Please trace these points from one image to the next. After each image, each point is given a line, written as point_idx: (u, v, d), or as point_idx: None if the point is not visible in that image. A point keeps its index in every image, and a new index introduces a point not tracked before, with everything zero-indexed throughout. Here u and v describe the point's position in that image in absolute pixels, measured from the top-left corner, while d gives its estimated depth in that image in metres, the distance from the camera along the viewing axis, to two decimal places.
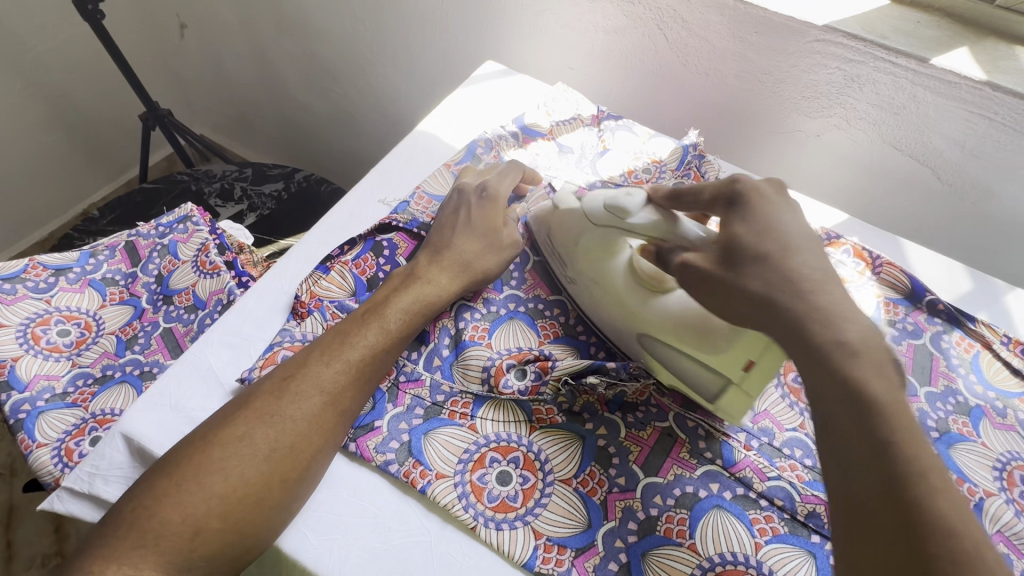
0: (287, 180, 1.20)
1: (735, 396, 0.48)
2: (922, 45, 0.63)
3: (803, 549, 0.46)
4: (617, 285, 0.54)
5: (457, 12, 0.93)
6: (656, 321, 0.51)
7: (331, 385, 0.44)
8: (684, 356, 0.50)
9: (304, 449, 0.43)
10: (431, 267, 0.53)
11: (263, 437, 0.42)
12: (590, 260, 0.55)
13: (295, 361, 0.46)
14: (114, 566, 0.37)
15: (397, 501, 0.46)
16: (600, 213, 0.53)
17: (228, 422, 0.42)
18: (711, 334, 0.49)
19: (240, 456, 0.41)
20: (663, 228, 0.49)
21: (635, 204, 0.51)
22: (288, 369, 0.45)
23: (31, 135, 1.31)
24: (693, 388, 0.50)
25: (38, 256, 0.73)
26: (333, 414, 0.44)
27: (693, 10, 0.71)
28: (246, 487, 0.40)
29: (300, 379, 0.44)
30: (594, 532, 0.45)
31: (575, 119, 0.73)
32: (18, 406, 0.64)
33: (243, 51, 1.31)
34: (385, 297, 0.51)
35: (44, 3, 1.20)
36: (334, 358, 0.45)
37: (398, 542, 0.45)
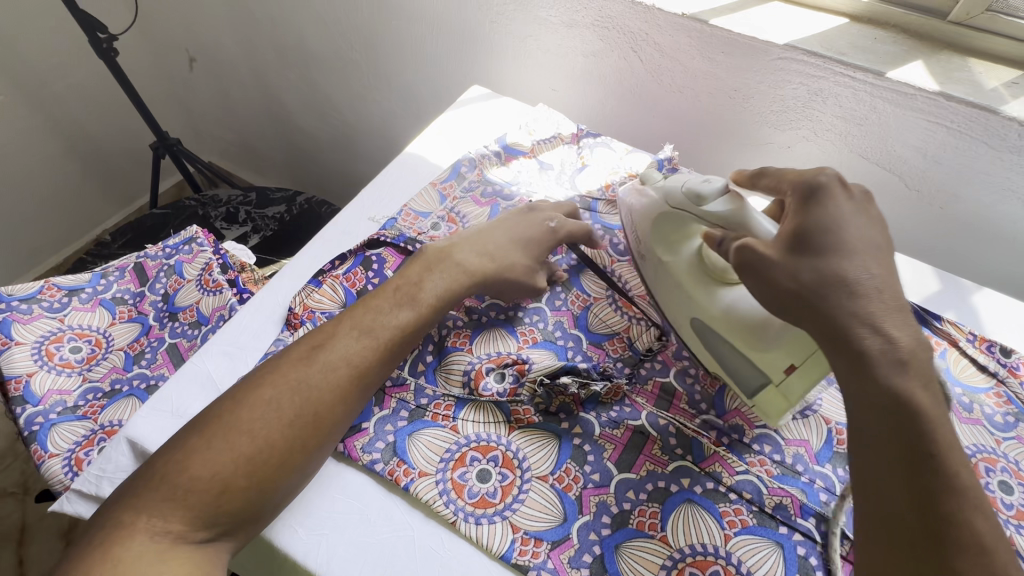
0: (289, 203, 1.25)
1: (773, 395, 0.49)
2: (877, 60, 0.67)
3: (771, 541, 0.48)
4: (676, 267, 0.56)
5: (446, 41, 0.99)
6: (710, 307, 0.52)
7: (358, 359, 0.47)
8: (726, 348, 0.51)
9: (328, 417, 0.45)
10: (469, 254, 0.55)
11: (290, 402, 0.44)
12: (663, 241, 0.57)
13: (326, 331, 0.48)
14: (145, 516, 0.39)
15: (383, 498, 0.49)
16: (676, 195, 0.55)
17: (258, 387, 0.45)
18: (760, 329, 0.48)
19: (266, 420, 0.43)
20: (733, 213, 0.51)
21: (712, 190, 0.53)
22: (318, 339, 0.48)
23: (49, 167, 1.39)
24: (737, 382, 0.52)
25: (53, 278, 0.78)
26: (358, 386, 0.46)
27: (663, 34, 0.76)
28: (270, 450, 0.42)
29: (329, 350, 0.47)
30: (569, 525, 0.48)
31: (555, 137, 0.77)
32: (32, 418, 0.68)
33: (248, 82, 1.38)
34: (418, 277, 0.53)
35: (62, 43, 1.28)
36: (363, 334, 0.48)
37: (384, 535, 0.47)
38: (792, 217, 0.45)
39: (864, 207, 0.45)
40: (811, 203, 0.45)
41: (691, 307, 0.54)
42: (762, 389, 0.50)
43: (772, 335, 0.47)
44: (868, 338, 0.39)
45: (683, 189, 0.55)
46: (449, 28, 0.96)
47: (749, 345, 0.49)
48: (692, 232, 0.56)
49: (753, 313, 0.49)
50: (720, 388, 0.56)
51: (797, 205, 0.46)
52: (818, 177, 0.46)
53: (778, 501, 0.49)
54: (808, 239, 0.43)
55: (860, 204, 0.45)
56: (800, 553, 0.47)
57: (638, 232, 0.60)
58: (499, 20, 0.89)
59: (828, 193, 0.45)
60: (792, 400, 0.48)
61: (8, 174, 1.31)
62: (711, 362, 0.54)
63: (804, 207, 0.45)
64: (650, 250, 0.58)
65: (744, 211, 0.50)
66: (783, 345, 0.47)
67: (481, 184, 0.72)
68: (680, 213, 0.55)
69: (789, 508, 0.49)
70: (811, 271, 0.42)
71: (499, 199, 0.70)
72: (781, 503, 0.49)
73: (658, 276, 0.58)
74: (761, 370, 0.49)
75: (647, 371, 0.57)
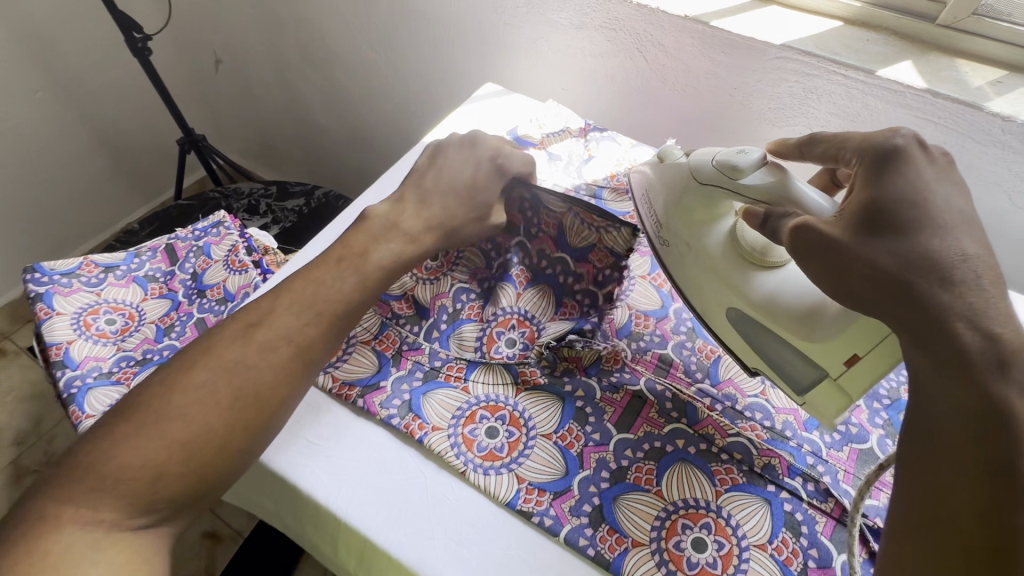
0: (307, 196, 1.31)
1: (830, 391, 0.50)
2: (868, 60, 0.71)
3: (760, 498, 0.51)
4: (710, 254, 0.56)
5: (461, 43, 1.05)
6: (754, 299, 0.53)
7: (299, 338, 0.47)
8: (774, 341, 0.52)
9: (270, 396, 0.45)
10: (416, 223, 0.56)
11: (226, 386, 0.44)
12: (692, 227, 0.57)
13: (264, 307, 0.49)
14: (70, 508, 0.40)
15: (399, 449, 0.53)
16: (709, 172, 0.54)
17: (191, 369, 0.45)
18: (814, 320, 0.48)
19: (200, 405, 0.43)
20: (778, 188, 0.49)
21: (749, 162, 0.51)
22: (257, 315, 0.48)
23: (80, 160, 1.45)
24: (786, 377, 0.53)
25: (91, 255, 0.84)
26: (301, 364, 0.47)
27: (667, 35, 0.80)
28: (207, 434, 0.43)
29: (266, 330, 0.47)
30: (570, 478, 0.51)
31: (564, 131, 0.82)
32: (71, 381, 0.72)
33: (271, 82, 1.45)
34: (363, 247, 0.54)
35: (97, 43, 1.36)
36: (303, 312, 0.48)
37: (399, 482, 0.51)
38: (862, 191, 0.42)
39: (947, 171, 0.42)
40: (887, 168, 0.42)
41: (735, 295, 0.54)
42: (818, 384, 0.50)
43: (827, 324, 0.47)
44: (965, 331, 0.35)
45: (714, 163, 0.53)
46: (464, 31, 1.02)
47: (802, 337, 0.49)
48: (720, 212, 0.56)
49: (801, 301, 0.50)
50: (715, 359, 0.61)
51: (867, 172, 0.43)
52: (892, 140, 0.44)
53: (767, 462, 0.53)
54: (882, 210, 0.40)
55: (943, 168, 0.43)
56: (786, 508, 0.51)
57: (660, 219, 0.59)
58: (511, 22, 0.95)
59: (906, 157, 0.43)
60: (851, 395, 0.49)
61: (42, 166, 1.38)
62: (754, 355, 0.55)
63: (879, 175, 0.42)
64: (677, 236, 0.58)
65: (787, 184, 0.49)
66: (844, 337, 0.46)
67: None
68: (714, 189, 0.54)
69: (777, 469, 0.52)
70: (891, 252, 0.38)
71: None
72: (769, 463, 0.53)
73: (689, 264, 0.58)
74: (818, 365, 0.49)
75: (646, 344, 0.62)
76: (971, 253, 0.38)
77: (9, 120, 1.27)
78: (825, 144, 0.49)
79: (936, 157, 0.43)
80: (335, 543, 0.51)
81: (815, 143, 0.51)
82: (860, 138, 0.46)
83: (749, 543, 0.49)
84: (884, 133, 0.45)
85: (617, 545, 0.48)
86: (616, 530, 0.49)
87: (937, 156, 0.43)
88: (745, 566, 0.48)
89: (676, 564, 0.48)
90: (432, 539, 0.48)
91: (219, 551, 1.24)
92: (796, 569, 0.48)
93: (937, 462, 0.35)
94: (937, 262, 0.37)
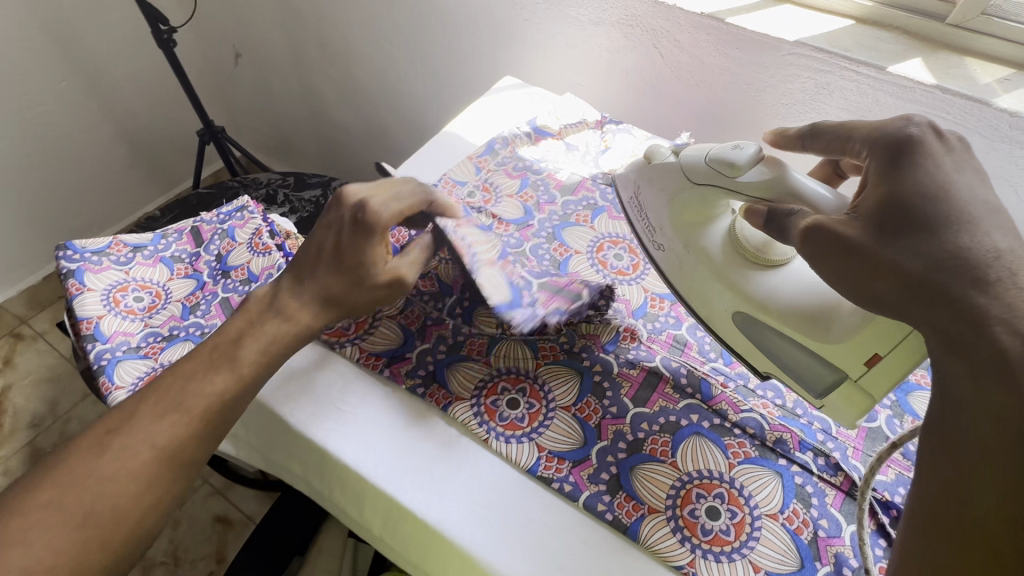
0: (324, 187, 1.33)
1: (852, 392, 0.51)
2: (879, 57, 0.73)
3: (772, 471, 0.53)
4: (712, 256, 0.58)
5: (479, 38, 1.07)
6: (761, 301, 0.54)
7: (161, 441, 0.43)
8: (788, 344, 0.53)
9: (127, 512, 0.42)
10: (292, 302, 0.51)
11: (78, 502, 0.41)
12: (687, 231, 0.59)
13: (125, 411, 0.45)
14: None
15: (424, 415, 0.55)
16: (702, 170, 0.54)
17: (33, 491, 0.41)
18: (827, 322, 0.50)
19: (42, 525, 0.40)
20: (778, 185, 0.50)
21: (745, 158, 0.51)
22: (116, 421, 0.44)
23: (100, 150, 1.48)
24: (804, 383, 0.54)
25: (121, 235, 0.86)
26: (166, 469, 0.43)
27: (683, 32, 0.83)
28: (53, 559, 0.39)
29: (124, 436, 0.43)
30: (588, 449, 0.53)
31: (581, 123, 0.84)
32: (101, 353, 0.75)
33: (289, 76, 1.48)
34: (239, 333, 0.49)
35: (121, 35, 1.39)
36: (168, 411, 0.44)
37: (426, 450, 0.53)
38: (873, 190, 0.44)
39: (964, 157, 0.44)
40: (901, 159, 0.44)
41: (740, 297, 0.56)
42: (838, 386, 0.51)
43: (842, 325, 0.49)
44: (1004, 336, 0.34)
45: (708, 161, 0.53)
46: (484, 28, 1.05)
47: (817, 340, 0.51)
48: (714, 213, 0.58)
49: (810, 302, 0.52)
50: None
51: (881, 164, 0.45)
52: (906, 129, 0.46)
53: (778, 436, 0.55)
54: (903, 202, 0.41)
55: (961, 152, 0.44)
56: (797, 481, 0.52)
57: (658, 225, 0.61)
58: (531, 19, 0.97)
59: (924, 147, 0.44)
60: (874, 396, 0.50)
61: (63, 155, 1.41)
62: (765, 359, 0.56)
63: (896, 168, 0.44)
64: (675, 240, 0.60)
65: (784, 180, 0.50)
66: (862, 338, 0.48)
67: (513, 159, 0.79)
68: (710, 190, 0.55)
69: (788, 443, 0.54)
70: (915, 255, 0.39)
71: (530, 173, 0.78)
72: (781, 438, 0.55)
73: (692, 268, 0.59)
74: (839, 368, 0.50)
75: (661, 325, 0.64)
76: (1005, 248, 0.37)
77: (32, 108, 1.30)
78: (833, 132, 0.50)
79: (950, 143, 0.45)
80: (361, 504, 0.53)
81: (820, 133, 0.52)
82: (871, 128, 0.48)
83: (761, 513, 0.50)
84: (898, 123, 0.47)
85: (634, 510, 0.50)
86: (632, 497, 0.51)
87: (950, 142, 0.45)
88: (758, 534, 0.49)
89: (691, 529, 0.49)
90: (455, 502, 0.50)
91: (230, 535, 1.25)
92: (807, 538, 0.49)
93: (967, 462, 0.34)
94: (969, 261, 0.37)
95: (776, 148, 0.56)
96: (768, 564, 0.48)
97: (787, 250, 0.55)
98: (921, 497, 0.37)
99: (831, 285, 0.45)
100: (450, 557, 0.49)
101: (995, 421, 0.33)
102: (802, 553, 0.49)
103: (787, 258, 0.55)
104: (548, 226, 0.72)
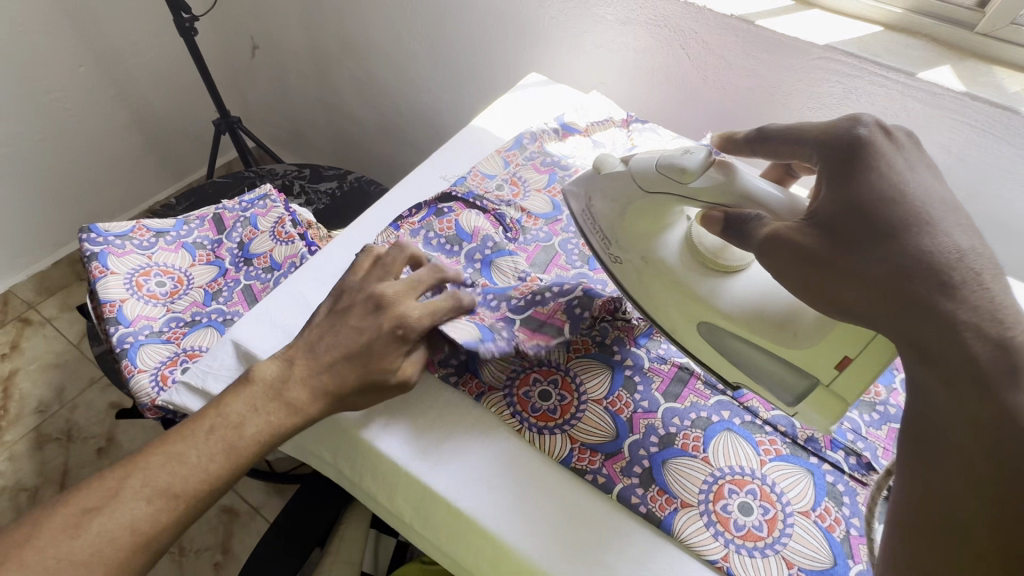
0: (340, 180, 1.33)
1: (824, 398, 0.48)
2: (909, 63, 0.73)
3: (803, 469, 0.53)
4: (669, 266, 0.56)
5: (503, 37, 1.08)
6: (723, 312, 0.52)
7: (147, 526, 0.43)
8: (752, 350, 0.51)
9: None
10: (301, 391, 0.49)
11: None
12: (643, 240, 0.57)
13: (108, 486, 0.43)
14: None
15: (460, 397, 0.56)
16: (652, 179, 0.53)
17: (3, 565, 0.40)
18: (790, 328, 0.48)
19: None
20: (730, 190, 0.49)
21: (695, 163, 0.50)
22: (97, 498, 0.43)
23: (115, 139, 1.48)
24: (774, 390, 0.51)
25: (144, 220, 0.86)
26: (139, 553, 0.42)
27: (710, 33, 0.83)
28: None
29: (103, 517, 0.42)
30: (621, 441, 0.53)
31: (608, 120, 0.84)
32: (124, 337, 0.75)
33: (307, 69, 1.48)
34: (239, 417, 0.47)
35: (141, 24, 1.39)
36: (155, 497, 0.43)
37: (460, 439, 0.54)
38: (829, 195, 0.43)
39: (914, 155, 0.44)
40: (856, 165, 0.43)
41: (701, 306, 0.53)
42: (809, 394, 0.48)
43: (806, 330, 0.47)
44: (976, 344, 0.34)
45: (657, 169, 0.52)
46: (510, 25, 1.05)
47: (783, 346, 0.48)
48: (667, 221, 0.57)
49: (775, 309, 0.49)
50: None
51: (832, 169, 0.44)
52: (855, 130, 0.45)
53: (810, 435, 0.55)
54: (858, 209, 0.40)
55: (903, 147, 0.44)
56: (828, 479, 0.52)
57: (612, 235, 0.59)
58: (557, 17, 0.98)
59: (872, 148, 0.43)
60: (847, 400, 0.47)
61: (76, 142, 1.41)
62: (731, 367, 0.53)
63: (848, 175, 0.43)
64: (631, 250, 0.58)
65: (732, 185, 0.49)
66: (827, 339, 0.45)
67: (540, 154, 0.79)
68: (664, 198, 0.54)
69: (819, 441, 0.55)
70: (879, 263, 0.38)
71: (557, 168, 0.78)
72: (812, 436, 0.55)
73: (650, 279, 0.57)
74: (809, 373, 0.48)
75: None
76: (965, 248, 0.37)
77: (49, 94, 1.30)
78: (779, 138, 0.50)
79: (900, 141, 0.45)
80: (393, 490, 0.53)
81: (769, 138, 0.51)
82: (823, 130, 0.46)
83: (794, 510, 0.50)
84: (846, 123, 0.46)
85: (666, 504, 0.50)
86: (665, 490, 0.51)
87: (900, 139, 0.45)
88: (790, 531, 0.49)
89: (724, 525, 0.49)
90: (487, 490, 0.51)
91: (236, 527, 1.25)
92: (840, 536, 0.49)
93: (946, 465, 0.34)
94: (930, 266, 0.36)
95: (725, 151, 0.55)
96: (800, 561, 0.48)
97: (744, 254, 0.53)
98: (900, 496, 0.37)
99: (797, 294, 0.43)
100: (481, 545, 0.50)
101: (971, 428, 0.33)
102: (834, 550, 0.48)
103: (745, 264, 0.53)
104: None
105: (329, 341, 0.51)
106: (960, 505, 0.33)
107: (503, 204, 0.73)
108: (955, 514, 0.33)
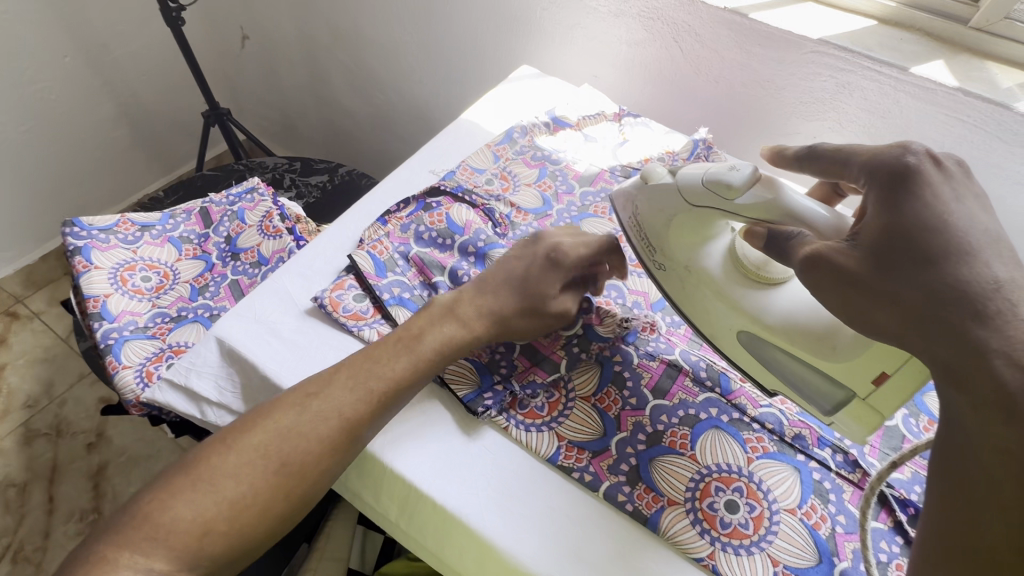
0: (331, 173, 1.31)
1: (861, 411, 0.48)
2: (903, 57, 0.72)
3: (790, 466, 0.53)
4: (713, 276, 0.56)
5: (492, 29, 1.06)
6: (768, 325, 0.52)
7: (349, 412, 0.47)
8: (792, 361, 0.51)
9: (312, 468, 0.46)
10: (470, 309, 0.54)
11: (275, 451, 0.45)
12: (686, 249, 0.57)
13: (323, 376, 0.49)
14: (127, 551, 0.42)
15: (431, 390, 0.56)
16: (699, 192, 0.53)
17: (247, 431, 0.46)
18: (829, 342, 0.48)
19: (250, 467, 0.44)
20: (776, 208, 0.48)
21: (741, 179, 0.50)
22: (314, 385, 0.49)
23: (102, 130, 1.46)
24: (811, 399, 0.51)
25: (128, 214, 0.84)
26: (346, 439, 0.47)
27: (704, 26, 0.82)
28: (253, 496, 0.44)
29: (321, 399, 0.48)
30: (608, 439, 0.53)
31: (599, 115, 0.83)
32: (108, 333, 0.74)
33: (297, 60, 1.45)
34: (420, 328, 0.53)
35: (128, 13, 1.37)
36: (358, 386, 0.49)
37: (477, 431, 0.54)
38: (872, 216, 0.41)
39: (964, 185, 0.41)
40: (902, 190, 0.41)
41: (743, 319, 0.54)
42: (847, 405, 0.49)
43: (844, 345, 0.47)
44: (1005, 371, 0.33)
45: (704, 183, 0.52)
46: (501, 16, 1.03)
47: (824, 359, 0.48)
48: (710, 233, 0.57)
49: (814, 323, 0.50)
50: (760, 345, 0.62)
51: (880, 194, 0.42)
52: (904, 158, 0.42)
53: (797, 432, 0.55)
54: (902, 238, 0.39)
55: (955, 179, 0.41)
56: (815, 477, 0.52)
57: (654, 244, 0.59)
58: (550, 8, 0.96)
59: (923, 177, 0.41)
60: (883, 413, 0.47)
61: (64, 133, 1.39)
62: (772, 377, 0.54)
63: (895, 200, 0.40)
64: (675, 261, 0.58)
65: (778, 202, 0.49)
66: (864, 358, 0.46)
67: (531, 149, 0.78)
68: (710, 211, 0.53)
69: (807, 439, 0.55)
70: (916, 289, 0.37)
71: (548, 163, 0.77)
72: (799, 434, 0.55)
73: (693, 288, 0.57)
74: (845, 386, 0.48)
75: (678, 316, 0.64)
76: (1004, 279, 0.35)
77: (34, 84, 1.28)
78: (828, 158, 0.48)
79: (949, 170, 0.42)
80: (379, 490, 0.53)
81: (819, 157, 0.49)
82: (869, 153, 0.44)
83: (780, 508, 0.50)
84: (895, 150, 0.43)
85: (653, 502, 0.50)
86: (652, 488, 0.51)
87: (950, 169, 0.42)
88: (776, 528, 0.49)
89: (710, 523, 0.49)
90: (474, 490, 0.51)
91: None
92: (825, 533, 0.49)
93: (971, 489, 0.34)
94: (967, 294, 0.35)
95: (774, 165, 0.54)
96: (785, 559, 0.48)
97: (786, 270, 0.53)
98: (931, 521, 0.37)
99: (834, 312, 0.42)
100: (467, 545, 0.49)
101: (1000, 453, 0.32)
102: (820, 548, 0.48)
103: (786, 277, 0.54)
104: (566, 217, 0.71)
105: (492, 270, 0.57)
106: (990, 530, 0.33)
107: (492, 199, 0.72)
108: (987, 543, 0.33)
